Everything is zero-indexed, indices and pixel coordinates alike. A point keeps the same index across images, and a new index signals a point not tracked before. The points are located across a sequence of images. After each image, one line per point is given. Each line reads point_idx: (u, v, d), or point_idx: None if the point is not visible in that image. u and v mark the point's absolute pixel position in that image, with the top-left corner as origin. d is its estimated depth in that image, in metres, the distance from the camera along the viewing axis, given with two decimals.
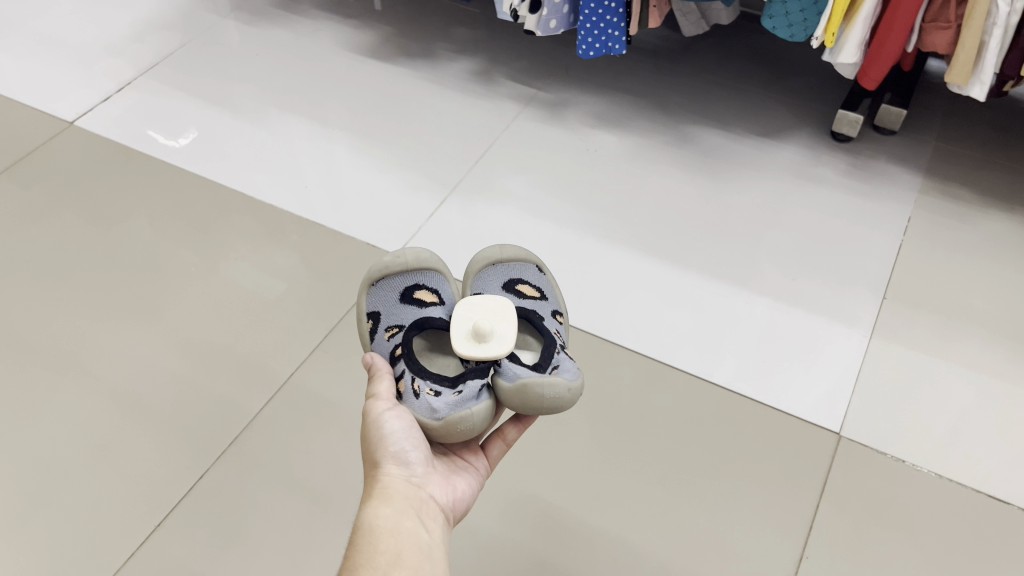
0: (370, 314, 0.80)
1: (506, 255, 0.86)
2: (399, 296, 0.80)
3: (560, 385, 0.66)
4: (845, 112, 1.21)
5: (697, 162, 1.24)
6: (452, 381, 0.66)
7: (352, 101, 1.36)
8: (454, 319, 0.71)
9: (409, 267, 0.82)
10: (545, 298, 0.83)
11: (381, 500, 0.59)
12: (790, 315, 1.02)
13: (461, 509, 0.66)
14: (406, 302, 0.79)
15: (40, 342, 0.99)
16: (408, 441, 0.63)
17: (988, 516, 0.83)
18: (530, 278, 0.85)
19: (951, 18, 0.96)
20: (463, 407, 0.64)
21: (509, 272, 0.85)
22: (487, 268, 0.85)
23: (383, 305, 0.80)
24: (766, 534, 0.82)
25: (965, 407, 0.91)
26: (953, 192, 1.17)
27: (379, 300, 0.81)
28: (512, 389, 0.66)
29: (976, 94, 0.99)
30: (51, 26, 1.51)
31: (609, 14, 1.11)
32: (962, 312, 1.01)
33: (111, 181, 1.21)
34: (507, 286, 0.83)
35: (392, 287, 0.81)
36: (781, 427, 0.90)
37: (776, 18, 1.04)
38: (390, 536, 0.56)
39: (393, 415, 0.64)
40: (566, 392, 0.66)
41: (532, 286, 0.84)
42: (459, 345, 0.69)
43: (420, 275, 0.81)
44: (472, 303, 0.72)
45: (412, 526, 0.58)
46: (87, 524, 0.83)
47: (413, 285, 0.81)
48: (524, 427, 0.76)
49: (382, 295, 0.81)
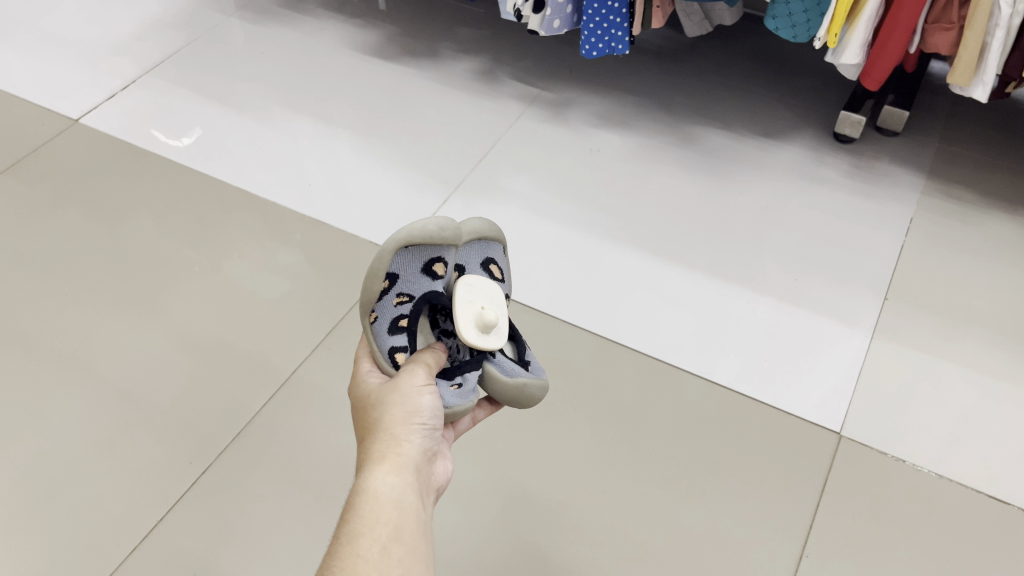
0: (386, 272, 0.70)
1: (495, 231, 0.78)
2: (425, 268, 0.71)
3: (542, 387, 0.73)
4: (848, 113, 1.21)
5: (700, 163, 1.24)
6: (447, 373, 0.67)
7: (356, 99, 1.37)
8: (457, 303, 0.67)
9: (449, 242, 0.71)
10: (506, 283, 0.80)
11: (392, 466, 0.58)
12: (791, 314, 1.02)
13: (441, 486, 0.66)
14: (425, 275, 0.71)
15: (45, 338, 0.99)
16: (434, 419, 0.62)
17: (988, 516, 0.83)
18: (499, 260, 0.80)
19: (954, 19, 0.96)
20: (466, 400, 0.68)
21: (487, 249, 0.78)
22: (472, 240, 0.77)
23: (405, 268, 0.70)
24: (766, 533, 0.82)
25: (965, 408, 0.92)
26: (955, 193, 1.17)
27: (402, 260, 0.70)
28: (511, 383, 0.70)
29: (979, 96, 0.99)
30: (57, 24, 1.51)
31: (613, 14, 1.11)
32: (963, 313, 1.02)
33: (115, 179, 1.21)
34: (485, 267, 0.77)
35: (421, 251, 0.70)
36: (781, 426, 0.90)
37: (779, 19, 1.04)
38: (395, 509, 0.56)
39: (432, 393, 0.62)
40: (541, 392, 0.74)
41: (499, 268, 0.79)
42: (465, 332, 0.65)
43: (450, 250, 0.73)
44: (471, 284, 0.68)
45: (416, 502, 0.57)
46: (90, 519, 0.83)
47: (442, 260, 0.72)
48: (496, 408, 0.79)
49: (407, 256, 0.70)
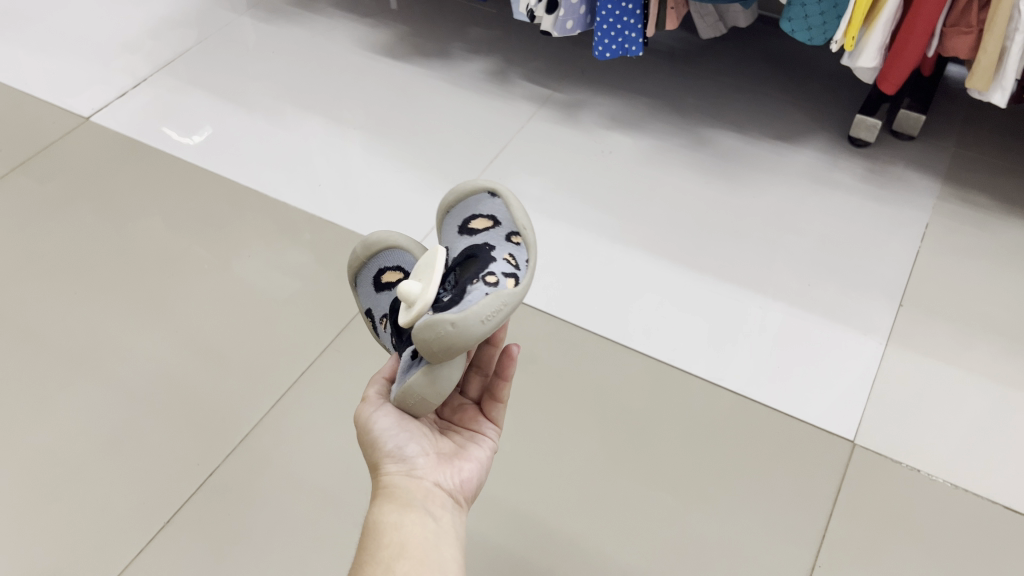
0: (364, 312, 0.81)
1: (455, 196, 0.70)
2: (375, 287, 0.78)
3: (439, 323, 0.52)
4: (863, 117, 1.19)
5: (713, 166, 1.23)
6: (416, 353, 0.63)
7: (368, 98, 1.36)
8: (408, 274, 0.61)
9: (363, 259, 0.77)
10: (497, 225, 0.65)
11: (386, 497, 0.59)
12: (805, 320, 1.01)
13: (469, 491, 0.65)
14: (382, 290, 0.78)
15: (54, 336, 0.99)
16: (402, 436, 0.63)
17: (1003, 526, 0.82)
18: (484, 210, 0.67)
19: (973, 23, 0.95)
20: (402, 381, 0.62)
21: (466, 209, 0.69)
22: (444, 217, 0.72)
23: (370, 300, 0.79)
24: (778, 541, 0.81)
25: (979, 417, 0.90)
26: (971, 199, 1.16)
27: (364, 295, 0.80)
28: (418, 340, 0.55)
29: (997, 101, 0.98)
30: (69, 21, 1.51)
31: (626, 15, 1.10)
32: (979, 320, 1.00)
33: (126, 177, 1.21)
34: (458, 231, 0.68)
35: (366, 279, 0.79)
36: (794, 434, 0.89)
37: (795, 21, 1.03)
38: (395, 530, 0.56)
39: (382, 413, 0.64)
40: (452, 328, 0.52)
41: (486, 217, 0.67)
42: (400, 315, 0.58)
43: (379, 260, 0.77)
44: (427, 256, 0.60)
45: (416, 518, 0.57)
46: (97, 518, 0.83)
47: (379, 271, 0.77)
48: (508, 377, 0.72)
49: (364, 290, 0.80)
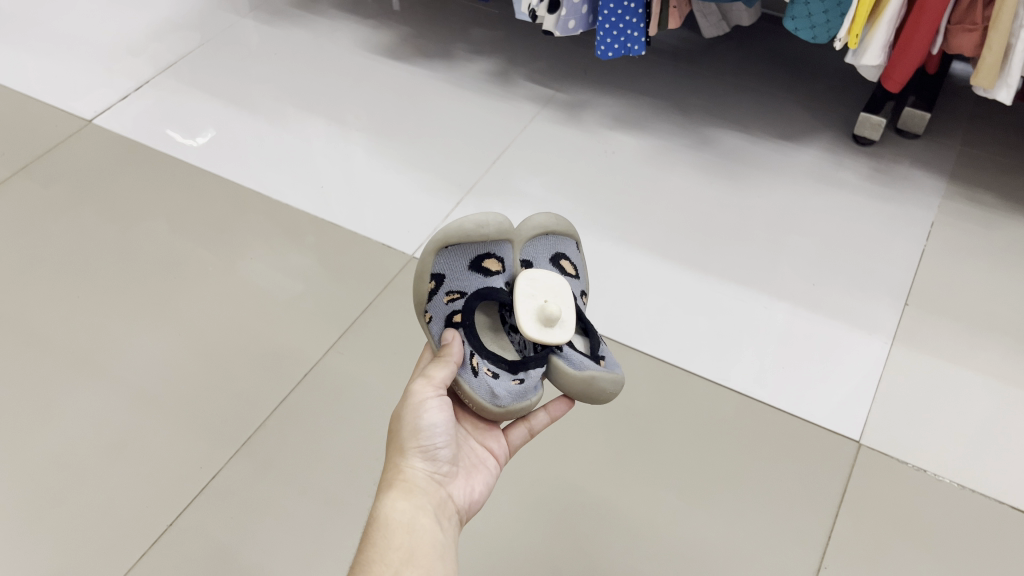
0: (433, 274, 0.77)
1: (558, 227, 0.85)
2: (468, 264, 0.77)
3: (617, 380, 0.72)
4: (867, 115, 1.19)
5: (716, 165, 1.22)
6: (510, 366, 0.70)
7: (370, 100, 1.36)
8: (520, 296, 0.71)
9: (488, 239, 0.77)
10: (578, 276, 0.85)
11: (401, 492, 0.61)
12: (810, 320, 1.00)
13: (471, 509, 0.67)
14: (473, 270, 0.77)
15: (58, 339, 0.99)
16: (440, 437, 0.64)
17: (1011, 526, 0.81)
18: (572, 255, 0.86)
19: (978, 19, 0.94)
20: (524, 399, 0.69)
21: (554, 244, 0.84)
22: (538, 236, 0.83)
23: (451, 269, 0.77)
24: (784, 543, 0.80)
25: (988, 417, 0.90)
26: (977, 197, 1.15)
27: (447, 262, 0.77)
28: (577, 376, 0.70)
29: (1002, 98, 0.98)
30: (72, 25, 1.52)
31: (628, 15, 1.10)
32: (986, 319, 1.00)
33: (129, 180, 1.21)
34: (553, 261, 0.83)
35: (463, 250, 0.77)
36: (799, 433, 0.89)
37: (798, 20, 1.02)
38: (405, 532, 0.57)
39: (435, 405, 0.65)
40: (617, 385, 0.72)
41: (572, 263, 0.85)
42: (525, 325, 0.69)
43: (493, 246, 0.78)
44: (534, 279, 0.73)
45: (427, 525, 0.59)
46: (101, 522, 0.82)
47: (484, 254, 0.77)
48: (552, 419, 0.78)
49: (452, 257, 0.77)
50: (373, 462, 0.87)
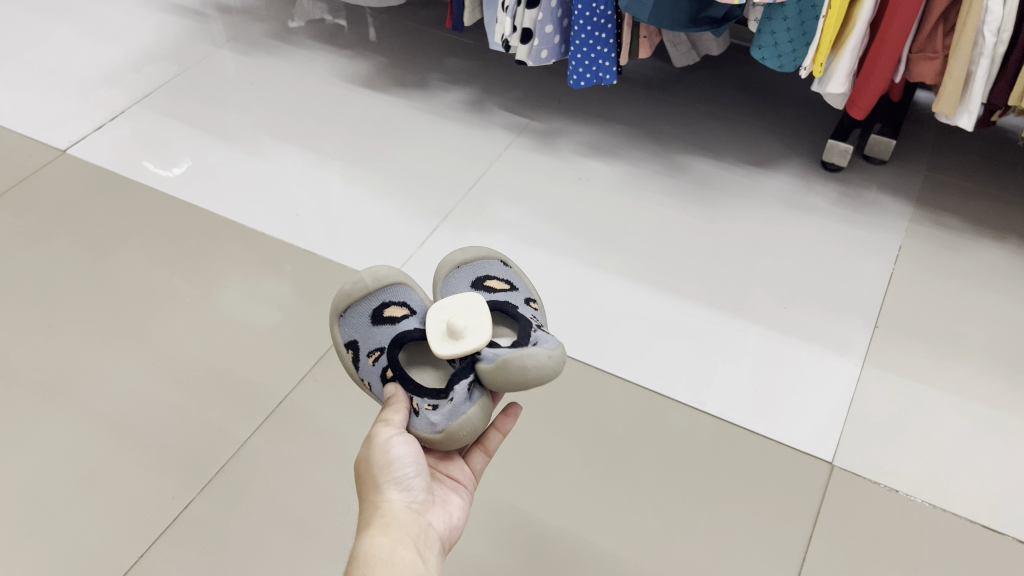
0: (348, 346, 0.79)
1: (469, 257, 0.87)
2: (370, 318, 0.79)
3: (538, 353, 0.68)
4: (834, 142, 1.21)
5: (690, 191, 1.24)
6: (444, 392, 0.70)
7: (347, 128, 1.37)
8: (429, 324, 0.73)
9: (371, 288, 0.80)
10: (514, 288, 0.85)
11: (379, 528, 0.60)
12: (784, 342, 1.01)
13: (454, 536, 0.67)
14: (378, 323, 0.78)
15: (30, 369, 0.98)
16: (411, 468, 0.64)
17: (985, 545, 0.82)
18: (499, 273, 0.86)
19: (938, 48, 0.98)
20: (459, 415, 0.68)
21: (477, 270, 0.86)
22: (455, 271, 0.87)
23: (359, 332, 0.79)
24: (759, 564, 0.81)
25: (959, 436, 0.91)
26: (944, 221, 1.17)
27: (353, 328, 0.79)
28: (492, 368, 0.68)
29: (964, 124, 1.00)
30: (47, 55, 1.52)
31: (601, 45, 1.12)
32: (957, 340, 1.01)
33: (103, 209, 1.21)
34: (476, 284, 0.84)
35: (361, 312, 0.80)
36: (774, 455, 0.89)
37: (765, 49, 1.04)
38: (386, 566, 0.57)
39: (400, 440, 0.65)
40: (546, 359, 0.68)
41: (501, 280, 0.86)
42: (436, 347, 0.71)
43: (386, 294, 0.80)
44: (444, 305, 0.75)
45: (409, 557, 0.59)
46: (70, 554, 0.81)
47: (380, 304, 0.80)
48: (504, 435, 0.79)
49: (354, 322, 0.80)
50: (349, 490, 0.87)
